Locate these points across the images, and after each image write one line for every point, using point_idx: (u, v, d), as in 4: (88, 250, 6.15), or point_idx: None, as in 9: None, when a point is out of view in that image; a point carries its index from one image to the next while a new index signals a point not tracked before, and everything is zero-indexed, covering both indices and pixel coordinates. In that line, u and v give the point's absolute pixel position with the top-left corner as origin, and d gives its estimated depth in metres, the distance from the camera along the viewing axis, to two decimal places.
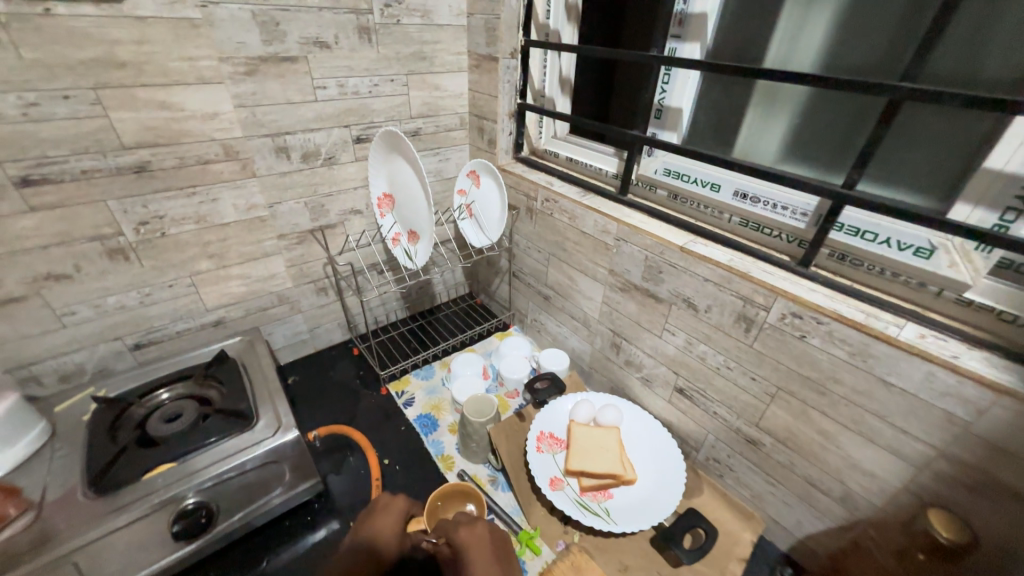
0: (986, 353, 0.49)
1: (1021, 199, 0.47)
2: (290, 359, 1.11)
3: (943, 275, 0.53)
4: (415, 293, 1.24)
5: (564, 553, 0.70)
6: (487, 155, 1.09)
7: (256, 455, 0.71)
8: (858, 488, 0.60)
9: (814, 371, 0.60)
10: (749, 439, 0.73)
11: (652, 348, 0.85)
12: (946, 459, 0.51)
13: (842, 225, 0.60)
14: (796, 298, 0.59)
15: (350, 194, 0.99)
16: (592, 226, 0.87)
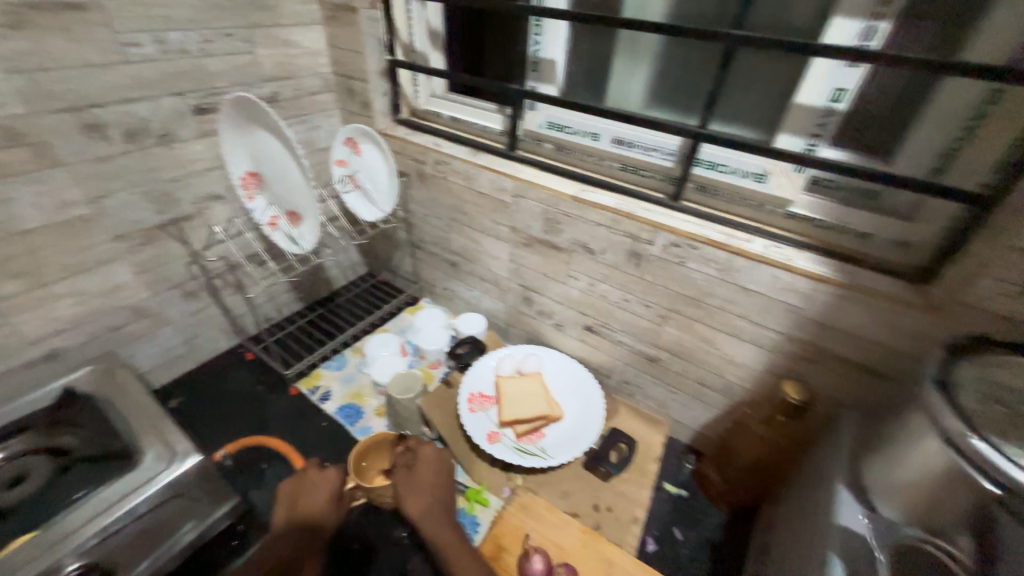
0: (810, 253, 0.63)
1: (821, 127, 0.59)
2: (165, 381, 0.94)
3: (775, 195, 0.65)
4: (308, 281, 1.13)
5: (511, 497, 0.75)
6: (363, 119, 1.00)
7: (151, 494, 0.61)
8: (733, 378, 0.74)
9: (694, 291, 0.70)
10: (650, 358, 0.84)
11: (560, 296, 0.90)
12: (790, 340, 0.65)
13: (702, 161, 0.69)
14: (674, 229, 0.67)
15: (202, 177, 0.84)
16: (488, 185, 0.87)
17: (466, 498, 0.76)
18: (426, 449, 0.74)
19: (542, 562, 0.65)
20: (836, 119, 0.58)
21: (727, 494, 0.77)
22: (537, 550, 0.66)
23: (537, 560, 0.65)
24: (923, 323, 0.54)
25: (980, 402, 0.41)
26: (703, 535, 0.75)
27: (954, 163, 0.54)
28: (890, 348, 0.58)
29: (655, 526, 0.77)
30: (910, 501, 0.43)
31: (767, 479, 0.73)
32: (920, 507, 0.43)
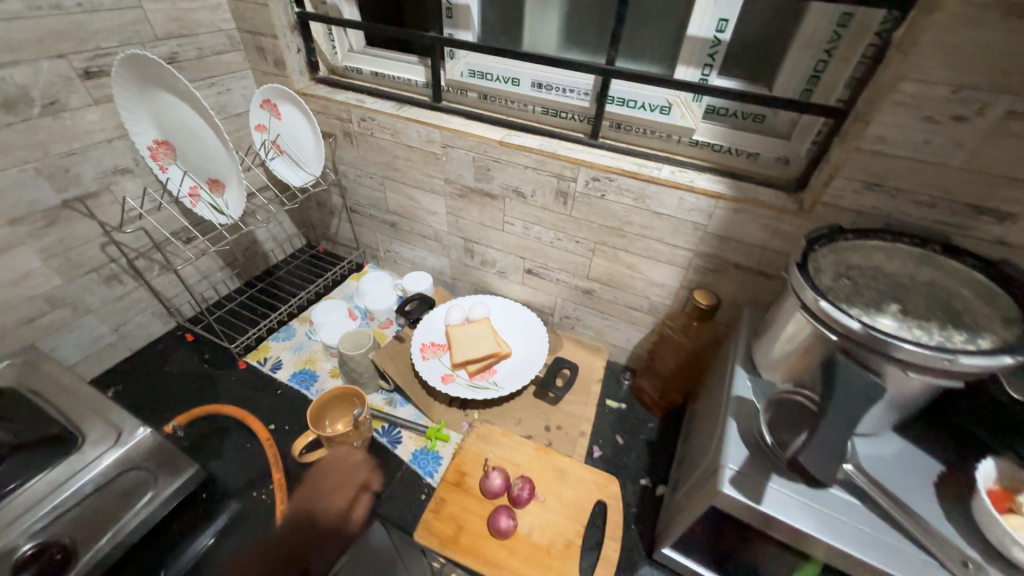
0: (709, 175, 0.70)
1: (711, 57, 0.65)
2: (99, 371, 0.90)
3: (679, 125, 0.71)
4: (242, 256, 1.09)
5: (470, 430, 0.81)
6: (278, 79, 0.95)
7: (97, 473, 0.62)
8: (657, 298, 0.83)
9: (615, 221, 0.77)
10: (586, 291, 0.91)
11: (500, 243, 0.94)
12: (698, 257, 0.74)
13: (614, 98, 0.74)
14: (592, 164, 0.72)
15: (103, 150, 0.78)
16: (416, 138, 0.87)
17: (427, 438, 0.82)
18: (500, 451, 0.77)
19: (500, 477, 0.71)
20: (723, 48, 0.64)
21: (658, 399, 0.88)
22: (496, 468, 0.72)
23: (496, 477, 0.71)
24: (798, 225, 0.63)
25: (833, 281, 0.52)
26: (641, 438, 0.85)
27: (819, 83, 0.61)
28: (775, 251, 0.67)
29: (600, 436, 0.86)
30: (783, 368, 0.54)
31: (689, 381, 0.84)
32: (790, 370, 0.53)
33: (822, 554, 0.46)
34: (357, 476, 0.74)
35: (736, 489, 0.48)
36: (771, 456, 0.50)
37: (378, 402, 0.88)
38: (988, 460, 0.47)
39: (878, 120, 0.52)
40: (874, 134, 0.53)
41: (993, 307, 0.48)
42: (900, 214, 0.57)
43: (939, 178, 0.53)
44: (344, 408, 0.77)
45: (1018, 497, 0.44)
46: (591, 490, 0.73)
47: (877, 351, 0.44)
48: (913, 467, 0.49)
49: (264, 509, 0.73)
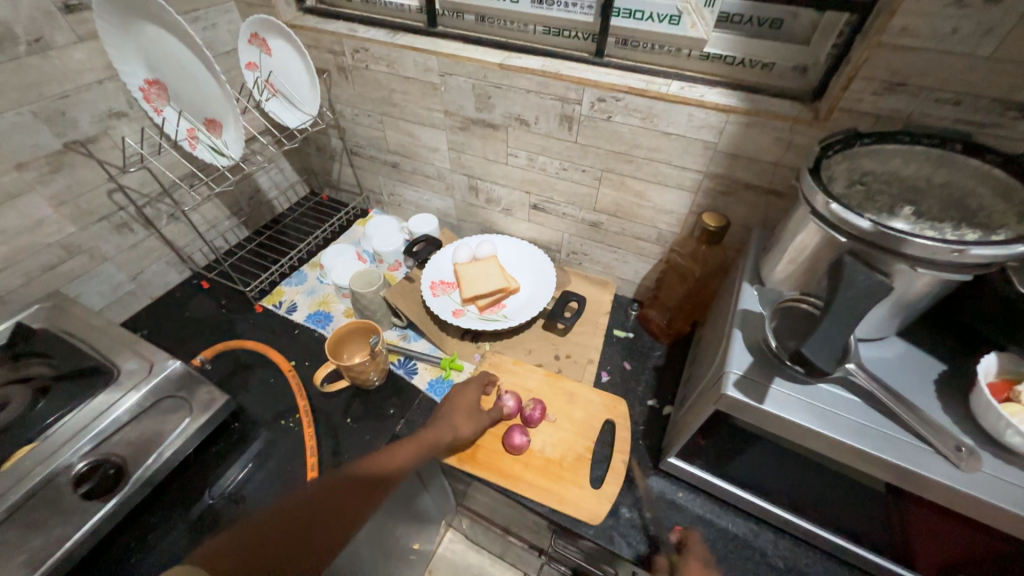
0: (720, 90, 0.67)
1: None
2: (123, 318, 0.94)
3: (689, 36, 0.67)
4: (248, 204, 1.09)
5: (482, 359, 0.84)
6: (265, 11, 0.90)
7: (133, 402, 0.66)
8: (664, 226, 0.82)
9: (622, 145, 0.75)
10: (592, 224, 0.90)
11: (505, 178, 0.93)
12: (708, 178, 0.72)
13: (620, 10, 0.69)
14: (598, 83, 0.69)
15: (96, 92, 0.76)
16: (412, 68, 0.84)
17: (442, 368, 0.85)
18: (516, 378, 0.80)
19: (512, 398, 0.74)
20: None
21: (665, 328, 0.90)
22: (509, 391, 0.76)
23: (509, 399, 0.74)
24: (812, 136, 0.61)
25: (846, 188, 0.52)
26: (648, 364, 0.88)
27: None
28: (788, 167, 0.66)
29: (608, 363, 0.89)
30: (790, 278, 0.54)
31: (695, 307, 0.86)
32: (799, 279, 0.54)
33: (822, 447, 0.48)
34: (472, 402, 0.73)
35: (739, 391, 0.50)
36: (774, 361, 0.51)
37: (393, 338, 0.90)
38: (991, 355, 0.47)
39: (904, 10, 0.48)
40: (898, 26, 0.50)
41: (1009, 204, 0.47)
42: (921, 115, 0.54)
43: (964, 72, 0.50)
44: (360, 342, 0.80)
45: (1016, 387, 0.45)
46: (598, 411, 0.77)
47: (887, 250, 0.44)
48: (913, 368, 0.50)
49: (293, 434, 0.78)
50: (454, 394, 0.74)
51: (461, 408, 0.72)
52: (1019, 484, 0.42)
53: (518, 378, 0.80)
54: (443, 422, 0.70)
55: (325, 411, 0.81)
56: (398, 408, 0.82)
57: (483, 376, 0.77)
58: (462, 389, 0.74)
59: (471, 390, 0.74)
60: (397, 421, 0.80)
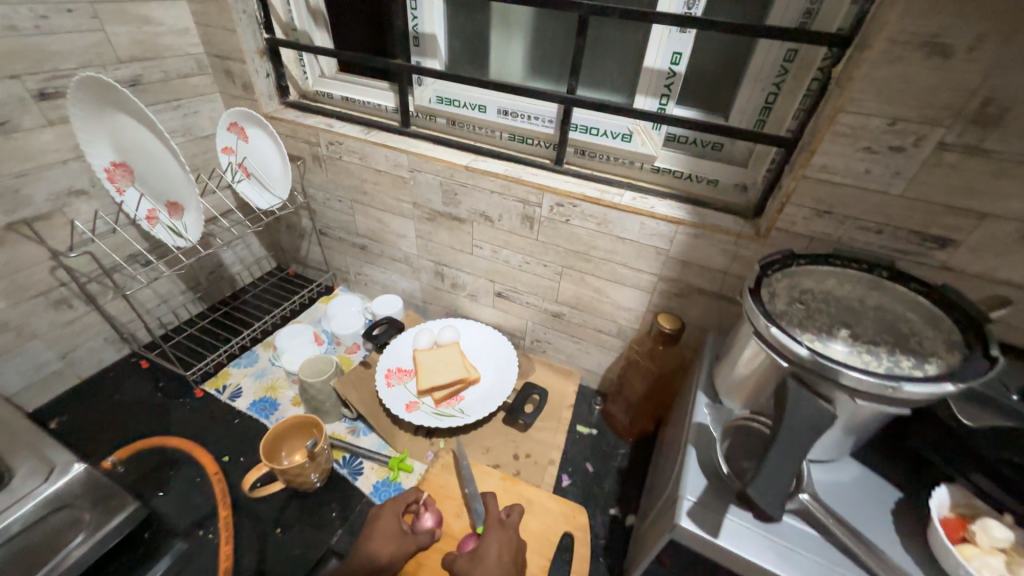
0: (670, 201, 0.71)
1: (667, 87, 0.67)
2: (42, 402, 0.85)
3: (640, 152, 0.72)
4: (207, 279, 1.06)
5: (434, 459, 0.78)
6: (247, 102, 0.94)
7: (25, 512, 0.58)
8: (625, 321, 0.83)
9: (580, 246, 0.77)
10: (556, 315, 0.91)
11: (470, 266, 0.94)
12: (663, 281, 0.74)
13: (577, 125, 0.75)
14: (557, 190, 0.73)
15: (57, 171, 0.75)
16: (384, 162, 0.87)
17: (389, 468, 0.78)
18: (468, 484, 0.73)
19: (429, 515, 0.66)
20: (678, 79, 0.66)
21: (628, 426, 0.87)
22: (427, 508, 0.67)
23: (427, 518, 0.66)
24: (755, 250, 0.65)
25: (787, 305, 0.53)
26: (612, 466, 0.84)
27: (771, 114, 0.63)
28: (736, 277, 0.68)
29: (569, 464, 0.84)
30: (741, 394, 0.54)
31: (657, 406, 0.84)
32: (748, 395, 0.53)
33: None
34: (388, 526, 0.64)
35: (693, 521, 0.47)
36: (727, 486, 0.49)
37: (341, 432, 0.84)
38: (942, 488, 0.47)
39: (823, 151, 0.54)
40: (819, 163, 0.55)
41: (937, 331, 0.49)
42: (849, 239, 0.58)
43: (882, 206, 0.54)
44: (301, 440, 0.74)
45: (971, 526, 0.43)
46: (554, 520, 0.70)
47: (825, 377, 0.44)
48: (869, 495, 0.49)
49: (211, 549, 0.69)
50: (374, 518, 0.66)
51: (380, 534, 0.63)
52: None
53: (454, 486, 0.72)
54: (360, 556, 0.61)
55: (252, 518, 0.73)
56: (338, 516, 0.74)
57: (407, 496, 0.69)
58: (381, 512, 0.66)
59: (389, 513, 0.66)
60: (335, 530, 0.72)
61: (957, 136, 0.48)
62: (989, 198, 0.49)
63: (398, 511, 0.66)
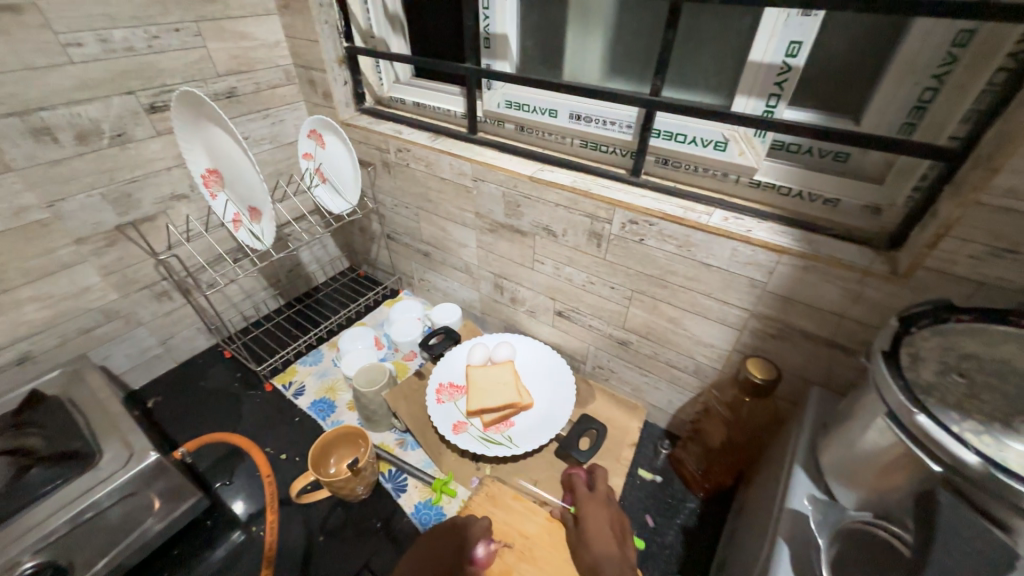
0: (772, 223, 0.59)
1: (778, 85, 0.55)
2: (145, 380, 0.96)
3: (737, 163, 0.61)
4: (286, 277, 1.13)
5: (479, 487, 0.74)
6: (327, 110, 0.97)
7: (117, 485, 0.64)
8: (704, 359, 0.71)
9: (655, 269, 0.67)
10: (622, 342, 0.81)
11: (531, 282, 0.88)
12: (755, 318, 0.62)
13: (659, 131, 0.65)
14: (630, 206, 0.64)
15: (163, 176, 0.83)
16: (448, 170, 0.84)
17: (432, 490, 0.75)
18: (516, 517, 0.68)
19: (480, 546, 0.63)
20: (794, 75, 0.53)
21: (703, 480, 0.75)
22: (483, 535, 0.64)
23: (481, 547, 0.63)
24: (889, 293, 0.50)
25: (938, 376, 0.39)
26: (677, 523, 0.73)
27: (925, 116, 0.49)
28: (857, 322, 0.54)
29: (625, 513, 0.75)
30: (860, 486, 0.41)
31: (739, 462, 0.71)
32: (869, 489, 0.40)
33: None
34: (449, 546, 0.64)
35: None
36: None
37: (390, 443, 0.84)
38: None
39: (1011, 168, 0.39)
40: (1003, 185, 0.40)
41: None
42: None
43: None
44: (348, 450, 0.74)
45: None
46: (616, 562, 0.59)
47: (1003, 498, 0.31)
48: None
49: (261, 545, 0.72)
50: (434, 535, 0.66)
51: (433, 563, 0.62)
52: None
53: (503, 517, 0.68)
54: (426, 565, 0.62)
55: (300, 520, 0.74)
56: (378, 533, 0.72)
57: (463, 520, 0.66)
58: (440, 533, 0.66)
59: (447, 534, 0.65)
60: (376, 546, 0.71)
61: None
62: None
63: (453, 541, 0.64)
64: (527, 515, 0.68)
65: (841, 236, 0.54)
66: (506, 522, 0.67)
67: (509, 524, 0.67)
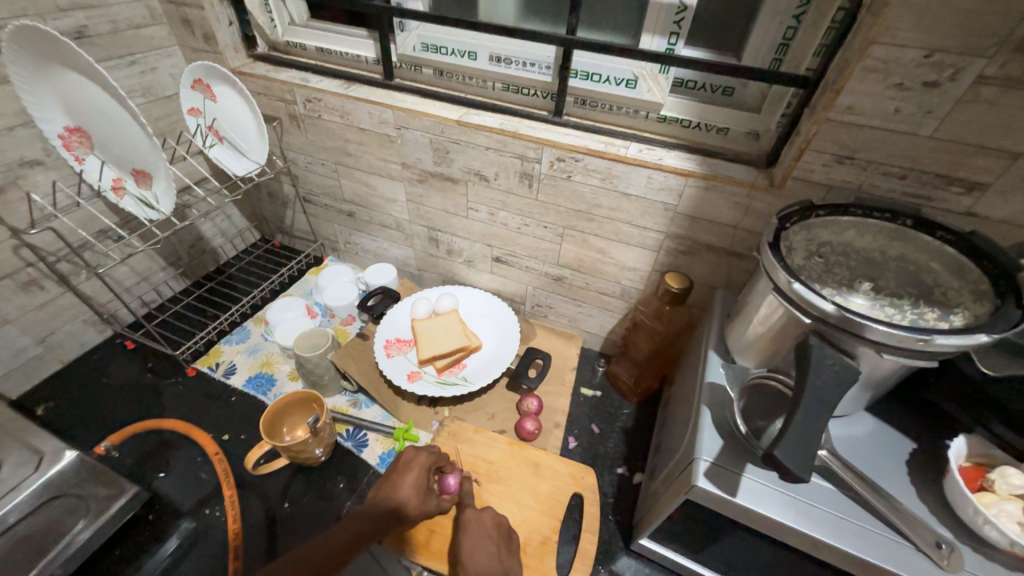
0: (678, 153, 0.67)
1: (676, 24, 0.61)
2: (27, 388, 0.82)
3: (646, 99, 0.67)
4: (188, 253, 1.00)
5: (440, 428, 0.77)
6: (211, 57, 0.85)
7: (19, 501, 0.59)
8: (629, 282, 0.81)
9: (583, 204, 0.73)
10: (557, 278, 0.88)
11: (466, 231, 0.89)
12: (669, 239, 0.71)
13: (577, 71, 0.69)
14: (557, 143, 0.68)
15: (4, 139, 0.68)
16: (368, 119, 0.80)
17: (394, 439, 0.78)
18: (482, 445, 0.73)
19: (455, 477, 0.66)
20: (689, 14, 0.60)
21: (635, 387, 0.87)
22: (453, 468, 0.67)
23: (451, 479, 0.65)
24: (769, 202, 0.61)
25: (805, 260, 0.50)
26: (617, 426, 0.84)
27: (789, 51, 0.58)
28: (747, 231, 0.65)
29: (575, 427, 0.84)
30: (757, 353, 0.52)
31: (663, 365, 0.84)
32: (762, 353, 0.52)
33: (797, 543, 0.45)
34: (419, 482, 0.61)
35: (710, 481, 0.46)
36: (743, 445, 0.48)
37: (343, 405, 0.83)
38: (960, 438, 0.46)
39: (849, 89, 0.49)
40: (844, 104, 0.50)
41: (964, 282, 0.47)
42: (870, 187, 0.55)
43: (909, 149, 0.51)
44: (302, 416, 0.73)
45: (988, 474, 0.43)
46: None
47: (851, 332, 0.42)
48: (884, 449, 0.48)
49: (219, 525, 0.69)
50: (403, 463, 0.63)
51: (409, 488, 0.60)
52: None
53: (469, 451, 0.72)
54: (390, 500, 0.59)
55: (257, 495, 0.72)
56: (346, 488, 0.73)
57: (436, 454, 0.66)
58: (411, 462, 0.63)
59: (420, 465, 0.63)
60: (344, 501, 0.72)
61: (998, 68, 0.44)
62: None
63: (423, 476, 0.62)
64: (490, 447, 0.73)
65: (733, 158, 0.64)
66: (472, 455, 0.71)
67: (476, 456, 0.71)
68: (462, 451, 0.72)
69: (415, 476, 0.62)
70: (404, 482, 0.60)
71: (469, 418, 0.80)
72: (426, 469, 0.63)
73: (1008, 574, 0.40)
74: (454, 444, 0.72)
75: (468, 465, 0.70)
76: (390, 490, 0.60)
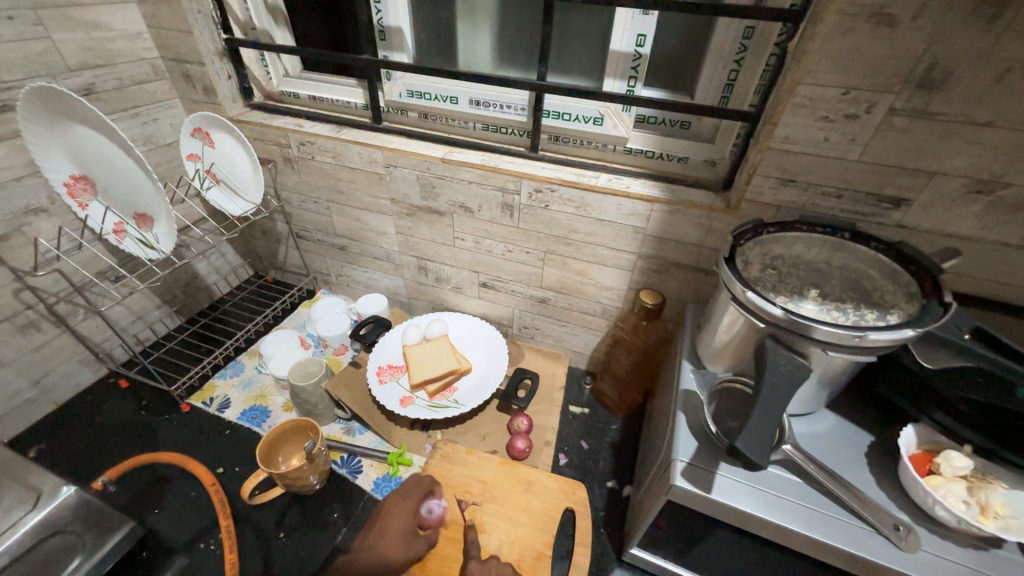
0: (644, 180, 0.73)
1: (634, 69, 0.69)
2: (18, 431, 0.82)
3: (612, 134, 0.74)
4: (183, 292, 1.03)
5: (434, 451, 0.79)
6: (210, 107, 0.91)
7: (13, 541, 0.58)
8: (609, 301, 0.85)
9: (561, 230, 0.79)
10: (541, 300, 0.92)
11: (453, 259, 0.94)
12: (642, 258, 0.77)
13: (549, 111, 0.76)
14: (534, 176, 0.74)
15: (11, 189, 0.71)
16: (358, 159, 0.86)
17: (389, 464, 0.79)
18: (474, 466, 0.74)
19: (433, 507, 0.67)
20: (644, 61, 0.68)
21: (621, 402, 0.90)
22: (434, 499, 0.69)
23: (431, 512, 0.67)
24: (728, 222, 0.67)
25: (760, 271, 0.55)
26: (606, 441, 0.87)
27: (733, 90, 0.66)
28: (711, 249, 0.71)
29: (565, 444, 0.87)
30: (725, 359, 0.57)
31: (645, 379, 0.87)
32: (728, 359, 0.56)
33: (769, 535, 0.48)
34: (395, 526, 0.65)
35: (687, 480, 0.49)
36: (715, 445, 0.52)
37: (337, 433, 0.85)
38: (909, 427, 0.51)
39: (784, 122, 0.56)
40: (782, 134, 0.57)
41: (898, 286, 0.52)
42: (813, 206, 0.62)
43: (841, 171, 0.58)
44: (295, 445, 0.74)
45: (935, 459, 0.47)
46: None
47: (800, 334, 0.47)
48: (844, 443, 0.52)
49: (214, 559, 0.69)
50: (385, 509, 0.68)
51: (384, 533, 0.64)
52: (958, 561, 0.43)
53: (462, 473, 0.73)
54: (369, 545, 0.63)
55: (252, 527, 0.72)
56: (341, 516, 0.74)
57: (415, 492, 0.69)
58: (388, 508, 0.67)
59: (394, 509, 0.67)
60: (339, 529, 0.72)
61: (905, 102, 0.51)
62: (936, 158, 0.53)
63: (398, 518, 0.66)
64: (482, 467, 0.74)
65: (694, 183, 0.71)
66: (464, 476, 0.72)
67: (468, 477, 0.73)
68: (455, 473, 0.73)
69: (390, 521, 0.65)
70: (380, 529, 0.65)
71: (462, 440, 0.82)
72: (401, 512, 0.66)
73: (958, 551, 0.43)
74: (447, 467, 0.74)
75: (462, 487, 0.71)
76: (371, 536, 0.65)
